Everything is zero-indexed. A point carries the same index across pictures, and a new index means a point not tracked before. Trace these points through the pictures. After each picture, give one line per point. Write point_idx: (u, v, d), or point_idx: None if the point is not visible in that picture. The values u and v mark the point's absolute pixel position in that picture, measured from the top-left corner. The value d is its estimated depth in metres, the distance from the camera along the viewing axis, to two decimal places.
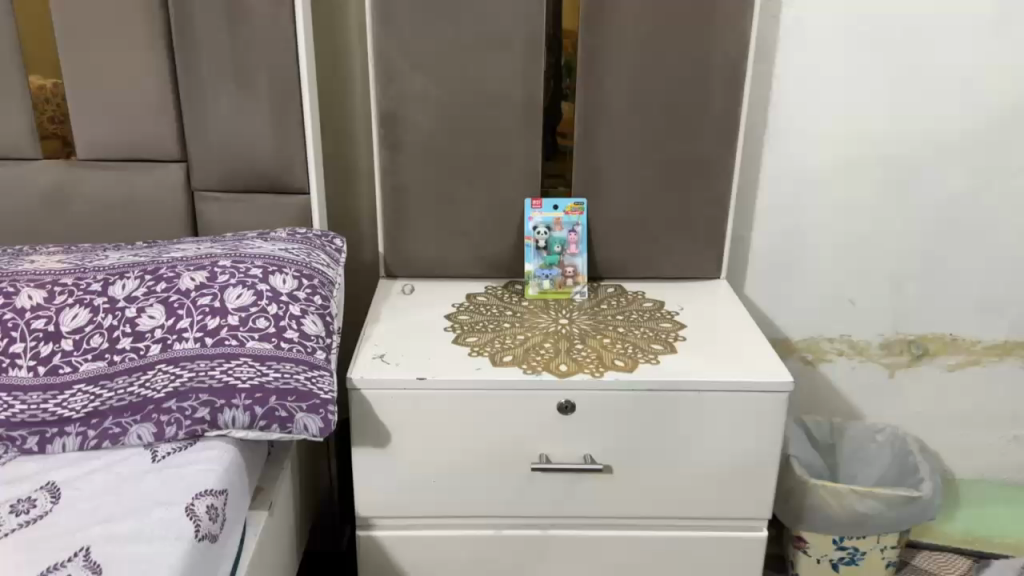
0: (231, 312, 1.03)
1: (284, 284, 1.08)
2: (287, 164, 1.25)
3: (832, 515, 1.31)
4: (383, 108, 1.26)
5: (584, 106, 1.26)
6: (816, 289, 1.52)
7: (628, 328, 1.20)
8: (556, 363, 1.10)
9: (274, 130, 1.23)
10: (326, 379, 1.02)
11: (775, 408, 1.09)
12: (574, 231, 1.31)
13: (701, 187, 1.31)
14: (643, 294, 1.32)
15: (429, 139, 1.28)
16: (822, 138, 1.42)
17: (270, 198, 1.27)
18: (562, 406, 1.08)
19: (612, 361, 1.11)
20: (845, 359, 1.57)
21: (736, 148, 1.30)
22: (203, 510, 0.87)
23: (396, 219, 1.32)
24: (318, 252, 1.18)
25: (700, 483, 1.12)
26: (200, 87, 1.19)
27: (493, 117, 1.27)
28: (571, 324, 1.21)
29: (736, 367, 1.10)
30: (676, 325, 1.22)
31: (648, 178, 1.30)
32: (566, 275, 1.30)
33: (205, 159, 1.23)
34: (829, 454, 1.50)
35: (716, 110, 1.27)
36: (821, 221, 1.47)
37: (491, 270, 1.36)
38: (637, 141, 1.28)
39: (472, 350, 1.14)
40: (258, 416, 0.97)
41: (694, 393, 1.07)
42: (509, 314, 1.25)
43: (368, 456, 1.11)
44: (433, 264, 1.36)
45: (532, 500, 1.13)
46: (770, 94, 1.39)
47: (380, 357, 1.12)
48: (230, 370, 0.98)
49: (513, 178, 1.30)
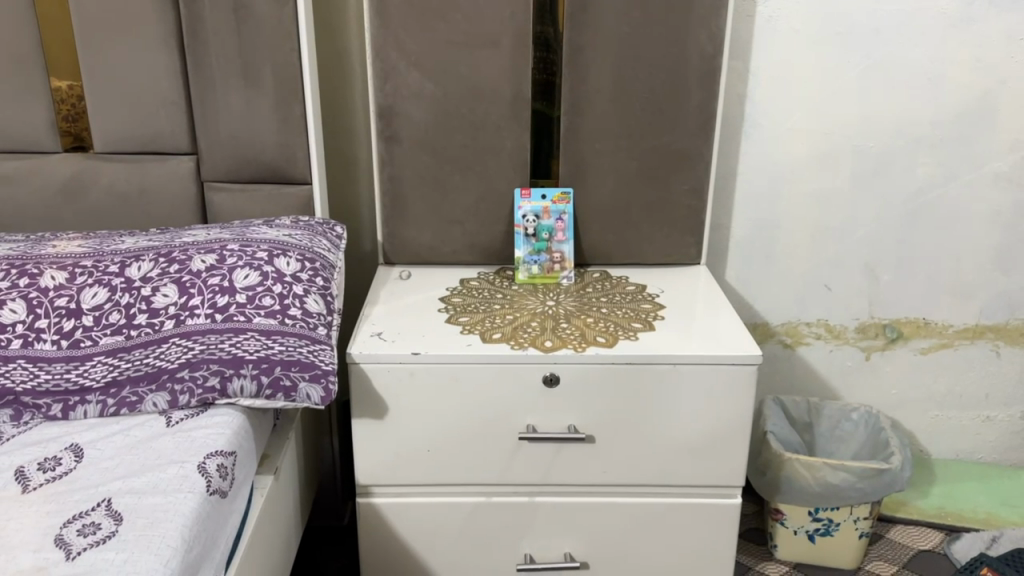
0: (239, 291, 1.11)
1: (288, 266, 1.16)
2: (291, 155, 1.33)
3: (806, 486, 1.39)
4: (380, 102, 1.34)
5: (569, 100, 1.34)
6: (793, 275, 1.60)
7: (611, 309, 1.28)
8: (542, 340, 1.18)
9: (279, 123, 1.31)
10: (327, 353, 1.10)
11: (746, 381, 1.17)
12: (561, 219, 1.38)
13: (681, 176, 1.39)
14: (627, 278, 1.40)
15: (424, 132, 1.36)
16: (796, 131, 1.50)
17: (275, 188, 1.35)
18: (548, 378, 1.16)
19: (595, 338, 1.19)
20: (822, 343, 1.64)
21: (713, 140, 1.38)
22: (213, 468, 0.95)
23: (393, 208, 1.40)
24: (319, 238, 1.26)
25: (677, 450, 1.21)
26: (209, 83, 1.28)
27: (484, 111, 1.35)
28: (558, 306, 1.29)
29: (710, 343, 1.18)
30: (656, 306, 1.30)
31: (631, 168, 1.38)
32: (553, 261, 1.38)
33: (214, 152, 1.32)
34: (806, 432, 1.57)
35: (694, 104, 1.35)
36: (796, 210, 1.55)
37: (483, 256, 1.44)
38: (620, 134, 1.36)
39: (464, 328, 1.22)
40: (264, 385, 1.04)
41: (670, 367, 1.16)
42: (500, 297, 1.33)
43: (367, 427, 1.19)
44: (429, 250, 1.44)
45: (520, 468, 1.21)
46: (746, 88, 1.47)
47: (378, 335, 1.20)
48: (239, 344, 1.06)
49: (504, 169, 1.38)
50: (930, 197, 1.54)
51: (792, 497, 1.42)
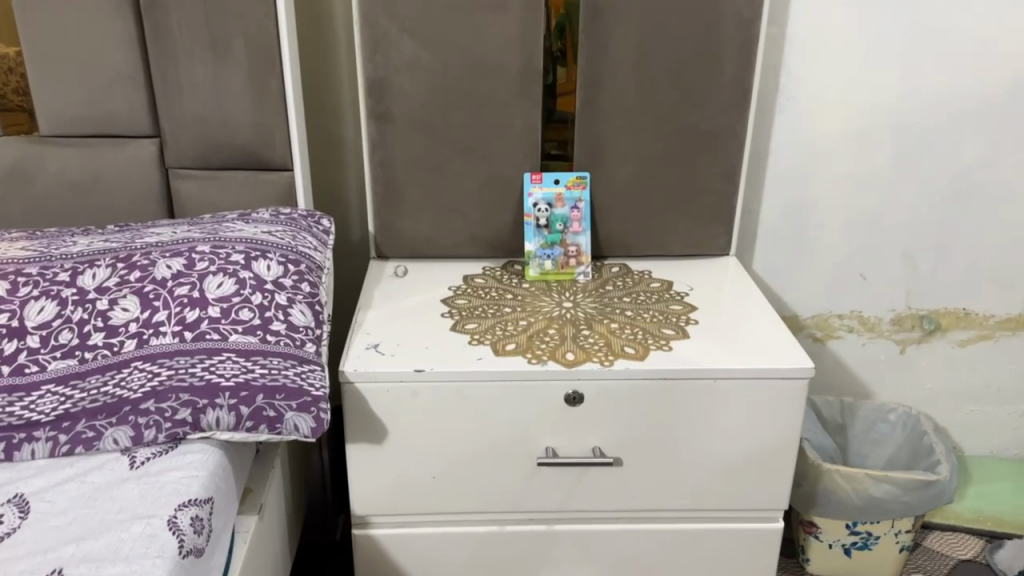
0: (211, 303, 0.95)
1: (269, 270, 1.00)
2: (268, 138, 1.15)
3: (846, 500, 1.27)
4: (370, 75, 1.17)
5: (586, 73, 1.18)
6: (825, 264, 1.46)
7: (636, 311, 1.14)
8: (563, 352, 1.04)
9: (254, 100, 1.13)
10: (317, 375, 0.95)
11: (794, 395, 1.03)
12: (576, 207, 1.24)
13: (710, 158, 1.24)
14: (650, 274, 1.25)
15: (420, 109, 1.19)
16: (834, 105, 1.35)
17: (251, 175, 1.18)
18: (570, 396, 1.02)
19: (622, 348, 1.04)
20: (854, 336, 1.51)
21: (747, 117, 1.22)
22: (186, 523, 0.80)
23: (386, 196, 1.24)
24: (303, 235, 1.10)
25: (713, 473, 1.07)
26: (171, 55, 1.10)
27: (489, 85, 1.18)
28: (576, 308, 1.15)
29: (753, 353, 1.04)
30: (687, 307, 1.15)
31: (656, 150, 1.23)
32: (568, 255, 1.23)
33: (180, 134, 1.14)
34: (838, 434, 1.45)
35: (727, 76, 1.19)
36: (831, 193, 1.41)
37: (488, 249, 1.29)
38: (642, 110, 1.20)
39: (473, 337, 1.07)
40: (243, 416, 0.89)
41: (708, 381, 1.01)
42: (509, 298, 1.18)
43: (363, 453, 1.04)
44: (427, 243, 1.28)
45: (538, 494, 1.08)
46: (780, 58, 1.32)
47: (374, 347, 1.05)
48: (212, 368, 0.90)
49: (511, 151, 1.22)
50: (976, 177, 1.40)
51: (830, 511, 1.29)
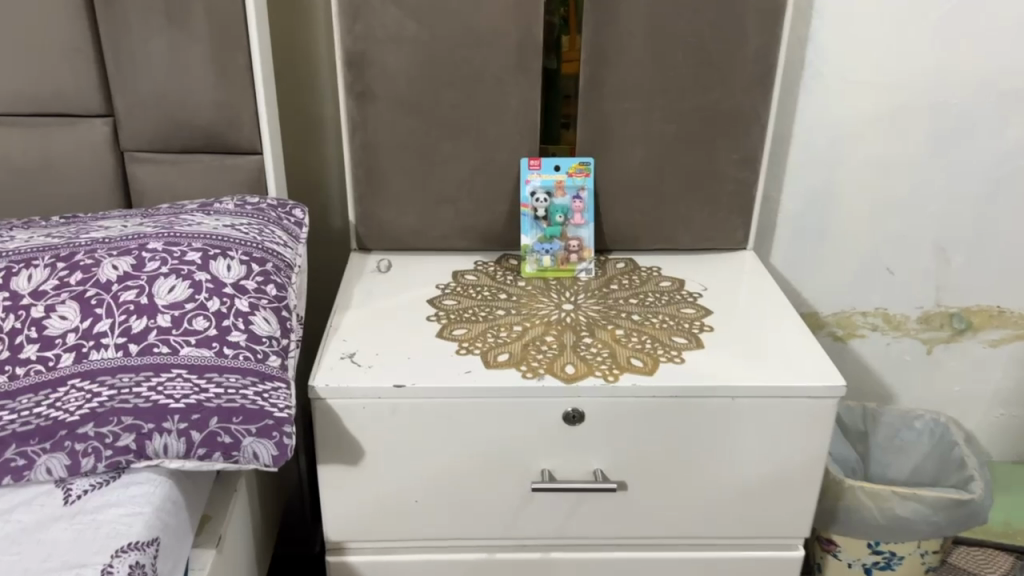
0: (161, 310, 0.83)
1: (229, 271, 0.88)
2: (234, 118, 1.03)
3: (870, 520, 1.17)
4: (349, 47, 1.04)
5: (591, 47, 1.05)
6: (849, 258, 1.34)
7: (643, 315, 1.02)
8: (561, 365, 0.92)
9: (218, 76, 1.00)
10: (282, 393, 0.83)
11: (822, 415, 0.92)
12: (579, 197, 1.12)
13: (729, 143, 1.11)
14: (659, 271, 1.14)
15: (404, 86, 1.07)
16: (865, 83, 1.22)
17: (215, 159, 1.05)
18: (569, 415, 0.91)
19: (628, 361, 0.93)
20: (878, 334, 1.40)
21: (771, 97, 1.09)
22: (124, 571, 0.69)
23: (368, 182, 1.12)
24: (271, 228, 0.98)
25: (727, 498, 0.97)
26: (122, 24, 0.97)
27: (482, 59, 1.06)
28: (576, 312, 1.03)
29: (775, 367, 0.92)
30: (701, 311, 1.04)
31: (668, 133, 1.10)
32: (569, 250, 1.12)
33: (134, 114, 1.02)
34: (859, 442, 1.35)
35: (749, 51, 1.06)
36: (858, 180, 1.28)
37: (481, 241, 1.17)
38: (653, 89, 1.08)
39: (461, 346, 0.96)
40: (195, 443, 0.78)
41: (725, 399, 0.90)
42: (503, 298, 1.06)
43: (337, 475, 0.93)
44: (414, 234, 1.16)
45: (532, 521, 0.97)
46: (807, 29, 1.19)
47: (350, 356, 0.93)
48: (160, 387, 0.79)
49: (508, 135, 1.10)
50: (1019, 163, 1.27)
51: (851, 530, 1.19)
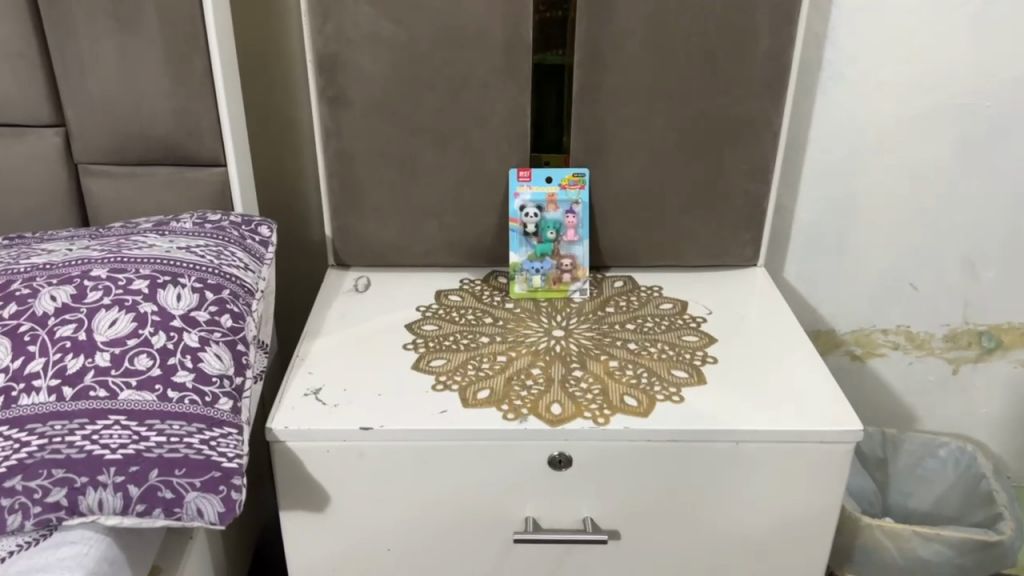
0: (101, 348, 0.75)
1: (178, 301, 0.81)
2: (194, 127, 0.94)
3: (888, 561, 1.07)
4: (320, 49, 0.95)
5: (585, 47, 0.95)
6: (869, 273, 1.24)
7: (640, 345, 0.93)
8: (547, 404, 0.83)
9: (175, 82, 0.92)
10: (233, 439, 0.75)
11: (836, 462, 0.83)
12: (573, 211, 1.02)
13: (737, 152, 1.01)
14: (660, 291, 1.04)
15: (381, 91, 0.98)
16: (889, 85, 1.12)
17: (175, 171, 0.97)
18: (555, 459, 0.82)
19: (622, 400, 0.84)
20: (899, 353, 1.30)
21: (784, 102, 1.00)
22: None
23: (344, 195, 1.04)
24: (232, 250, 0.90)
25: (730, 549, 0.88)
26: (69, 26, 0.89)
27: (465, 61, 0.96)
28: (567, 340, 0.95)
29: (785, 409, 0.83)
30: (705, 339, 0.95)
31: (671, 141, 1.01)
32: (562, 269, 1.03)
33: (86, 124, 0.93)
34: (879, 470, 1.25)
35: (760, 52, 0.96)
36: (879, 189, 1.18)
37: (467, 258, 1.08)
38: (654, 94, 0.98)
39: (438, 380, 0.87)
40: (132, 499, 0.70)
41: (728, 444, 0.81)
42: (489, 324, 0.98)
43: (301, 522, 0.85)
44: (395, 250, 1.07)
45: (516, 571, 0.89)
46: (825, 27, 1.09)
47: (314, 394, 0.85)
48: (96, 436, 0.71)
49: (494, 144, 1.01)
50: None
51: (866, 570, 1.09)
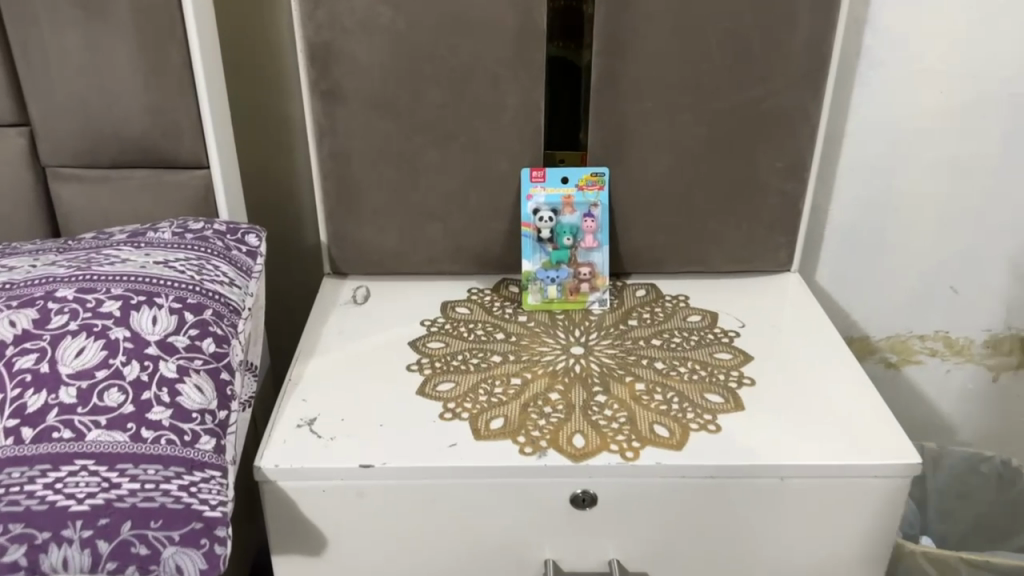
0: (66, 382, 0.67)
1: (154, 325, 0.72)
2: (172, 126, 0.85)
3: None
4: (311, 38, 0.86)
5: (605, 35, 0.86)
6: (906, 275, 1.15)
7: (668, 364, 0.85)
8: (568, 435, 0.75)
9: (149, 76, 0.82)
10: (216, 483, 0.67)
11: (891, 498, 0.75)
12: (591, 214, 0.94)
13: (771, 149, 0.92)
14: (686, 301, 0.96)
15: (379, 83, 0.88)
16: (933, 72, 1.03)
17: (152, 175, 0.88)
18: (578, 498, 0.73)
19: (651, 431, 0.75)
20: (938, 361, 1.21)
21: (823, 93, 0.90)
22: None
23: (340, 199, 0.94)
24: (215, 263, 0.81)
25: None
26: (30, 14, 0.79)
27: (472, 50, 0.87)
28: (587, 359, 0.86)
29: (835, 440, 0.75)
30: (740, 357, 0.86)
31: (699, 137, 0.91)
32: (579, 278, 0.94)
33: (52, 124, 0.84)
34: (916, 486, 1.19)
35: (798, 38, 0.87)
36: (920, 186, 1.09)
37: (474, 265, 0.99)
38: (681, 85, 0.89)
39: (446, 407, 0.79)
40: (102, 556, 0.61)
41: (773, 480, 0.73)
42: (500, 340, 0.89)
43: (296, 567, 0.77)
44: (396, 258, 0.98)
45: None
46: (865, 11, 1.00)
47: (308, 425, 0.76)
48: (60, 484, 0.63)
49: (504, 141, 0.91)
50: None
51: None
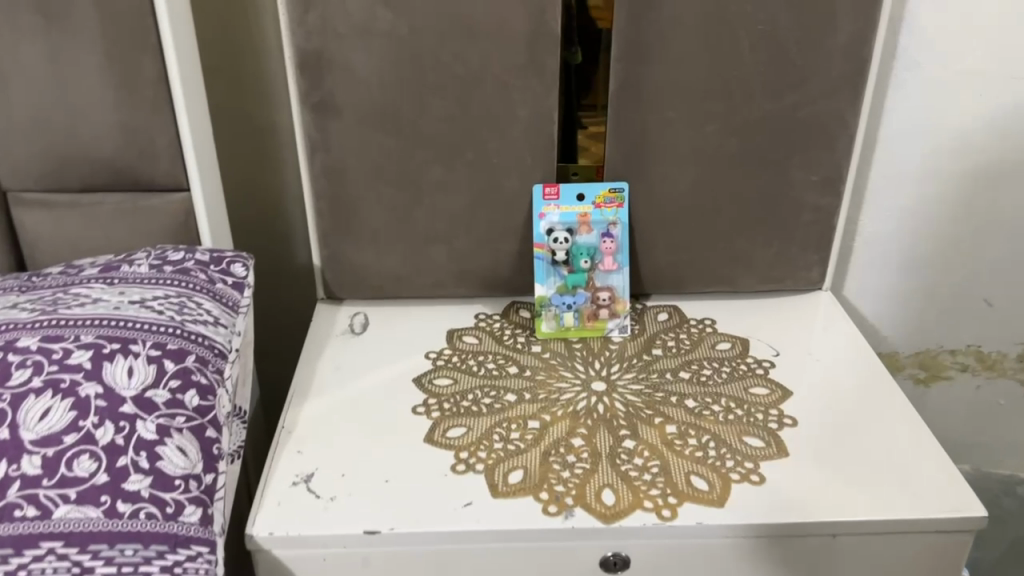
0: (29, 450, 0.58)
1: (130, 378, 0.63)
2: (147, 145, 0.76)
3: None
4: (301, 45, 0.77)
5: (627, 39, 0.78)
6: (939, 288, 1.08)
7: (701, 403, 0.77)
8: (596, 491, 0.67)
9: (120, 90, 0.74)
10: (204, 559, 0.59)
11: (951, 553, 0.68)
12: (610, 234, 0.86)
13: (805, 161, 0.85)
14: (713, 326, 0.88)
15: (377, 94, 0.80)
16: (974, 73, 0.95)
17: (126, 199, 0.79)
18: (610, 561, 0.66)
19: (689, 484, 0.68)
20: (969, 376, 1.15)
21: (863, 100, 0.83)
22: None
23: (334, 220, 0.86)
24: (198, 301, 0.73)
25: None
26: None
27: (479, 57, 0.78)
28: (610, 396, 0.78)
29: (890, 491, 0.68)
30: (778, 393, 0.78)
31: (727, 149, 0.84)
32: (598, 304, 0.86)
33: (11, 144, 0.75)
34: None
35: (839, 40, 0.79)
36: (955, 194, 1.02)
37: (482, 289, 0.91)
38: (709, 93, 0.81)
39: (458, 458, 0.71)
40: None
41: (824, 538, 0.66)
42: (514, 374, 0.81)
43: None
44: (397, 282, 0.90)
45: None
46: (902, 9, 0.92)
47: (305, 483, 0.68)
48: (24, 572, 0.56)
49: (515, 156, 0.83)
50: None
51: None
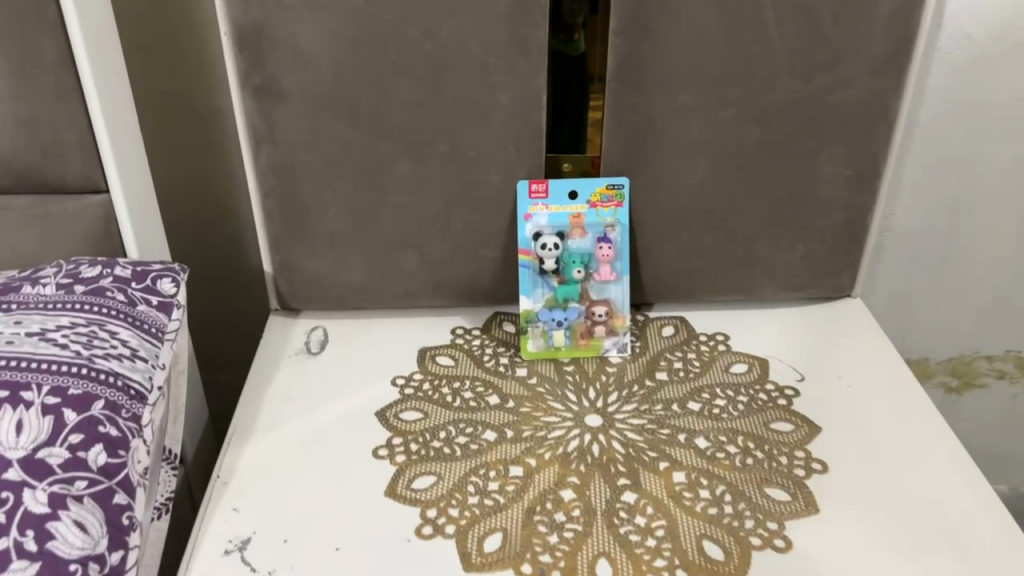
0: None
1: (18, 437, 0.52)
2: (53, 140, 0.64)
3: None
4: (236, 18, 0.64)
5: (630, 9, 0.65)
6: (976, 289, 0.96)
7: (712, 442, 0.65)
8: (589, 562, 0.56)
9: (16, 75, 0.61)
10: None
11: None
12: (607, 237, 0.73)
13: (837, 152, 0.72)
14: (726, 344, 0.76)
15: (330, 76, 0.67)
16: None
17: (37, 203, 0.67)
18: None
19: (701, 553, 0.56)
20: (1006, 384, 1.03)
21: (908, 81, 0.70)
22: None
23: (286, 223, 0.74)
24: (113, 329, 0.60)
25: None
26: None
27: (452, 31, 0.65)
28: (607, 434, 0.66)
29: (940, 559, 0.57)
30: (804, 430, 0.67)
31: (746, 139, 0.71)
32: (593, 320, 0.74)
33: None
34: None
35: (882, 9, 0.66)
36: (1001, 184, 0.89)
37: (459, 300, 0.79)
38: (726, 74, 0.68)
39: (425, 517, 0.59)
40: None
41: None
42: (495, 406, 0.69)
43: None
44: (363, 293, 0.78)
45: None
46: None
47: (240, 552, 0.57)
48: None
49: (496, 148, 0.71)
50: None
51: None
